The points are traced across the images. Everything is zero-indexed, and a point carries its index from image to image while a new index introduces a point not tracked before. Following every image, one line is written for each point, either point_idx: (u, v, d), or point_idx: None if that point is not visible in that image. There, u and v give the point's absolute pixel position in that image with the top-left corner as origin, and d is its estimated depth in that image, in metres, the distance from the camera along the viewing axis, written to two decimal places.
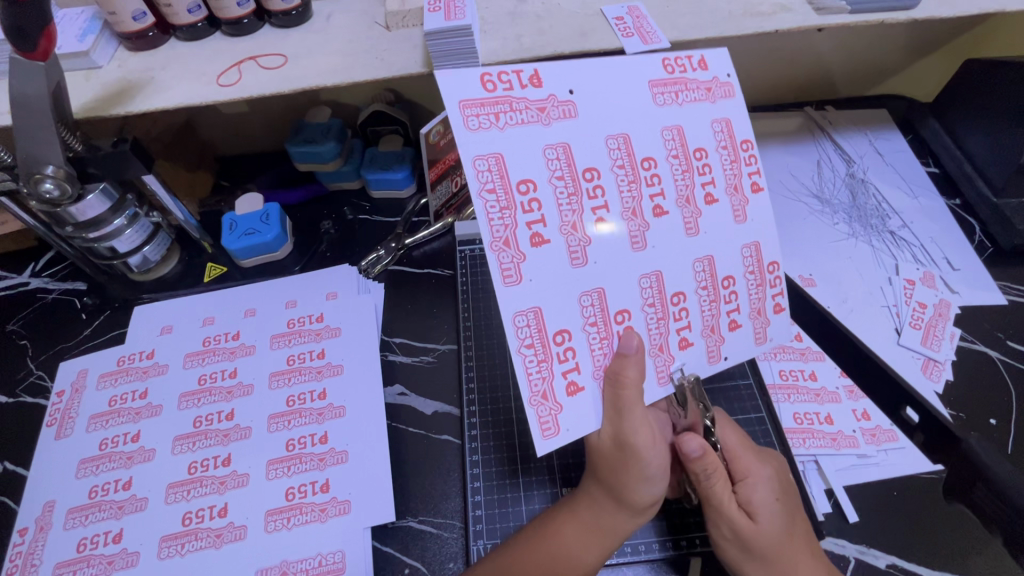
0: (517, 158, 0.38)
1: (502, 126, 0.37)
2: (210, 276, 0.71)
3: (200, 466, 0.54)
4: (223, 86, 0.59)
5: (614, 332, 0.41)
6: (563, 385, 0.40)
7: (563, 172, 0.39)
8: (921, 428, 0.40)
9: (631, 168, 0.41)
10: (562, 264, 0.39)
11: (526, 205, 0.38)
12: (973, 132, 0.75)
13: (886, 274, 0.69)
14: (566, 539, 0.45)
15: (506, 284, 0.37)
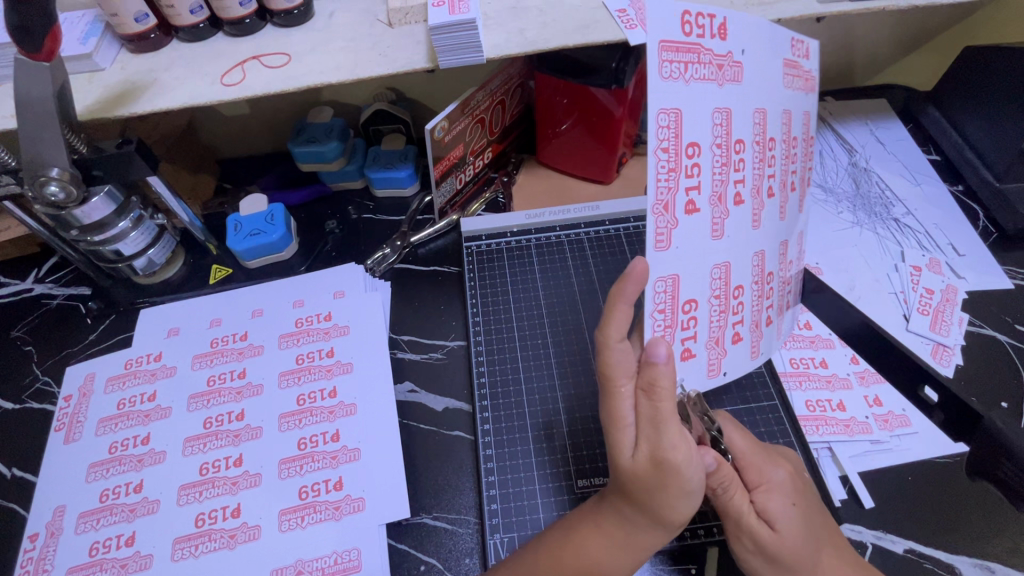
0: (693, 115, 0.35)
1: (689, 85, 0.34)
2: (215, 277, 0.71)
3: (212, 467, 0.54)
4: (227, 86, 0.59)
5: (679, 320, 0.41)
6: (681, 350, 0.43)
7: (723, 144, 0.37)
8: (941, 406, 0.41)
9: (762, 145, 0.40)
10: (703, 236, 0.39)
11: (689, 169, 0.36)
12: (974, 118, 0.75)
13: (892, 261, 0.69)
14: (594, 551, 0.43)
15: (658, 248, 0.37)
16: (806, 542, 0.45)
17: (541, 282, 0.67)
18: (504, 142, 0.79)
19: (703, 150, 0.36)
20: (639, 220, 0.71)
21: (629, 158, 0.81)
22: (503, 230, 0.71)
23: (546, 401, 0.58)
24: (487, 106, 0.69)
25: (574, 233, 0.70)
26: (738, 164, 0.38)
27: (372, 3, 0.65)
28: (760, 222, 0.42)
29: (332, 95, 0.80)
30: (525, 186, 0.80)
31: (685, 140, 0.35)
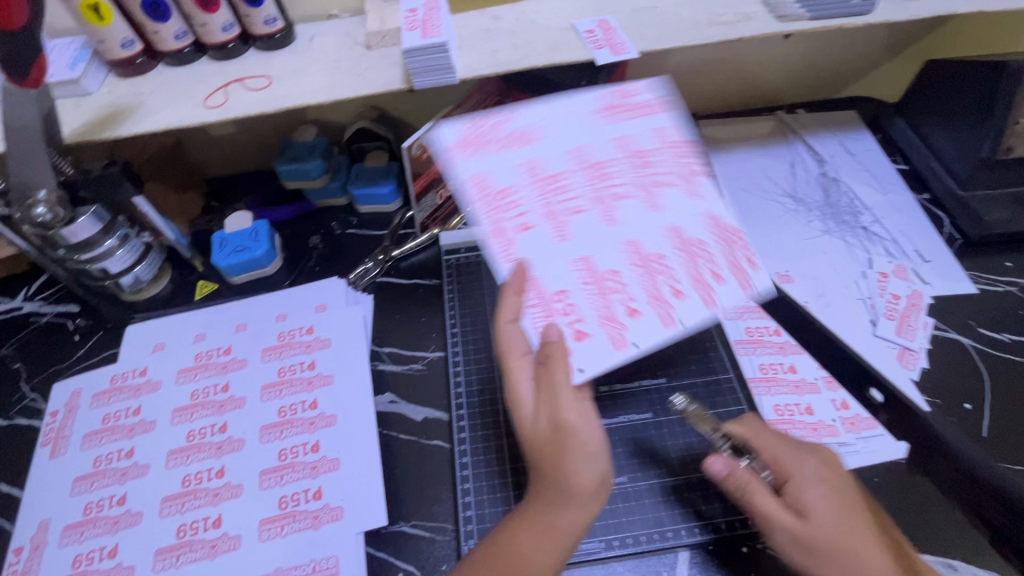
0: (603, 166, 0.53)
1: (520, 212, 0.51)
2: (201, 293, 0.73)
3: (194, 478, 0.55)
4: (209, 108, 0.61)
5: (546, 319, 0.49)
6: (567, 334, 0.49)
7: (552, 229, 0.51)
8: None
9: (651, 266, 0.51)
10: (552, 238, 0.51)
11: (566, 199, 0.52)
12: (938, 129, 0.78)
13: (861, 267, 0.71)
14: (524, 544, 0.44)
15: (500, 256, 0.50)
16: (840, 526, 0.46)
17: None
18: None
19: (519, 241, 0.50)
20: None
21: None
22: (482, 245, 0.73)
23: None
24: None
25: None
26: (620, 240, 0.51)
27: (352, 27, 0.68)
28: (676, 279, 0.51)
29: (317, 114, 0.82)
30: None
31: (508, 232, 0.50)
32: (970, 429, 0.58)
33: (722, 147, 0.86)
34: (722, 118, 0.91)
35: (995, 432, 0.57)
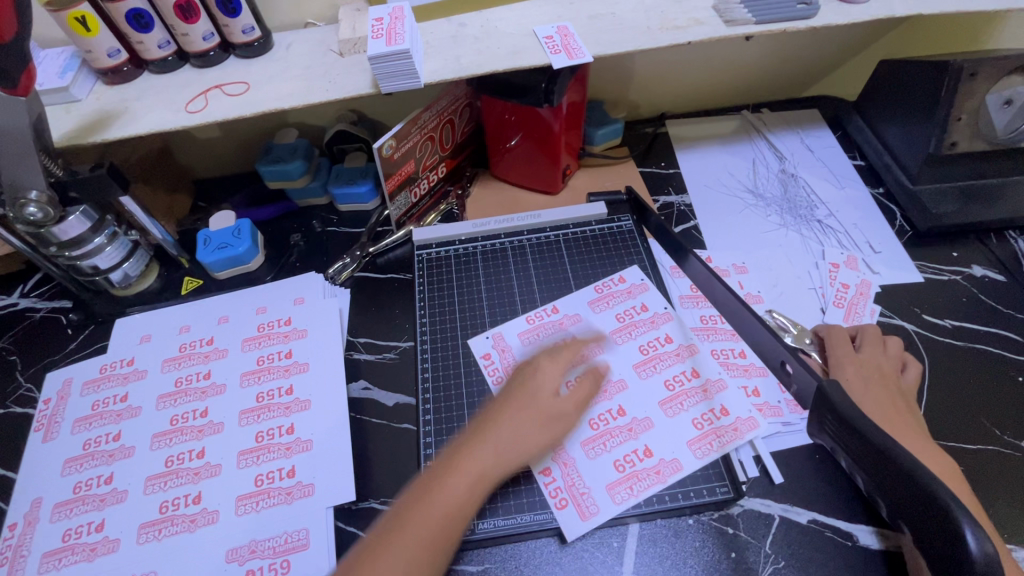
0: (618, 360, 0.64)
1: (586, 488, 0.56)
2: (187, 289, 0.77)
3: (176, 459, 0.59)
4: (191, 113, 0.65)
5: (625, 473, 0.57)
6: (643, 466, 0.57)
7: (594, 438, 0.59)
8: (795, 379, 0.47)
9: (664, 352, 0.65)
10: (623, 401, 0.61)
11: (609, 397, 0.61)
12: (890, 126, 0.82)
13: (813, 259, 0.74)
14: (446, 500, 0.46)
15: (585, 514, 0.54)
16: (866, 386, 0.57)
17: (484, 285, 0.72)
18: (457, 156, 0.85)
19: (581, 468, 0.57)
20: (578, 226, 0.76)
21: (575, 169, 0.86)
22: (452, 239, 0.77)
23: (483, 393, 0.63)
24: (436, 125, 0.75)
25: (517, 240, 0.76)
26: (606, 372, 0.63)
27: (326, 35, 0.72)
28: (654, 327, 0.67)
29: (298, 118, 0.86)
30: (478, 197, 0.85)
31: (582, 501, 0.55)
32: None
33: (688, 146, 0.90)
34: (689, 118, 0.95)
35: (931, 411, 0.61)
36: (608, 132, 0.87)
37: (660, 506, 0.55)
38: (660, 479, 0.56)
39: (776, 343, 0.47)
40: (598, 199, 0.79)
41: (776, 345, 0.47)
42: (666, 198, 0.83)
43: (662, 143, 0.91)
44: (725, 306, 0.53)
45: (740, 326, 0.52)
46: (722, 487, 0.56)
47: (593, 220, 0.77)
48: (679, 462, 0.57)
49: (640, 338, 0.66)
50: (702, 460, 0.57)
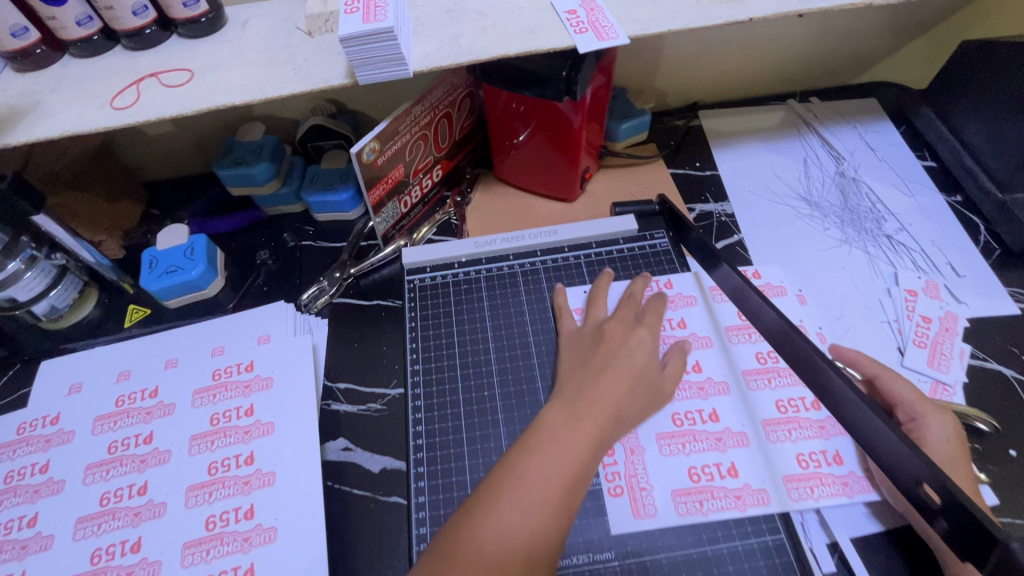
0: (715, 366, 0.53)
1: (648, 484, 0.47)
2: (131, 320, 0.64)
3: (105, 554, 0.47)
4: (118, 109, 0.51)
5: (698, 487, 0.47)
6: (722, 488, 0.47)
7: (691, 491, 0.46)
8: (942, 510, 0.33)
9: (772, 368, 0.53)
10: (704, 396, 0.51)
11: (704, 398, 0.51)
12: (971, 121, 0.68)
13: (884, 284, 0.62)
14: (497, 554, 0.37)
15: (641, 516, 0.46)
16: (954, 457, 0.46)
17: (490, 321, 0.59)
18: (456, 156, 0.71)
19: (649, 459, 0.48)
20: (603, 245, 0.63)
21: (595, 171, 0.73)
22: (450, 261, 0.63)
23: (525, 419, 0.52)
24: (429, 120, 0.62)
25: (529, 262, 0.62)
26: (714, 420, 0.50)
27: (292, 9, 0.58)
28: (700, 398, 0.51)
29: (266, 109, 0.72)
30: (481, 205, 0.72)
31: (640, 496, 0.46)
32: (1015, 480, 0.50)
33: (727, 142, 0.76)
34: (726, 108, 0.81)
35: None
36: (634, 126, 0.73)
37: None
38: None
39: (914, 458, 0.35)
40: (625, 210, 0.65)
41: (913, 459, 0.35)
42: (703, 206, 0.70)
43: (696, 138, 0.77)
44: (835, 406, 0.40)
45: (860, 431, 0.39)
46: None
47: (621, 237, 0.64)
48: (739, 563, 0.44)
49: (681, 404, 0.51)
50: (799, 505, 0.46)
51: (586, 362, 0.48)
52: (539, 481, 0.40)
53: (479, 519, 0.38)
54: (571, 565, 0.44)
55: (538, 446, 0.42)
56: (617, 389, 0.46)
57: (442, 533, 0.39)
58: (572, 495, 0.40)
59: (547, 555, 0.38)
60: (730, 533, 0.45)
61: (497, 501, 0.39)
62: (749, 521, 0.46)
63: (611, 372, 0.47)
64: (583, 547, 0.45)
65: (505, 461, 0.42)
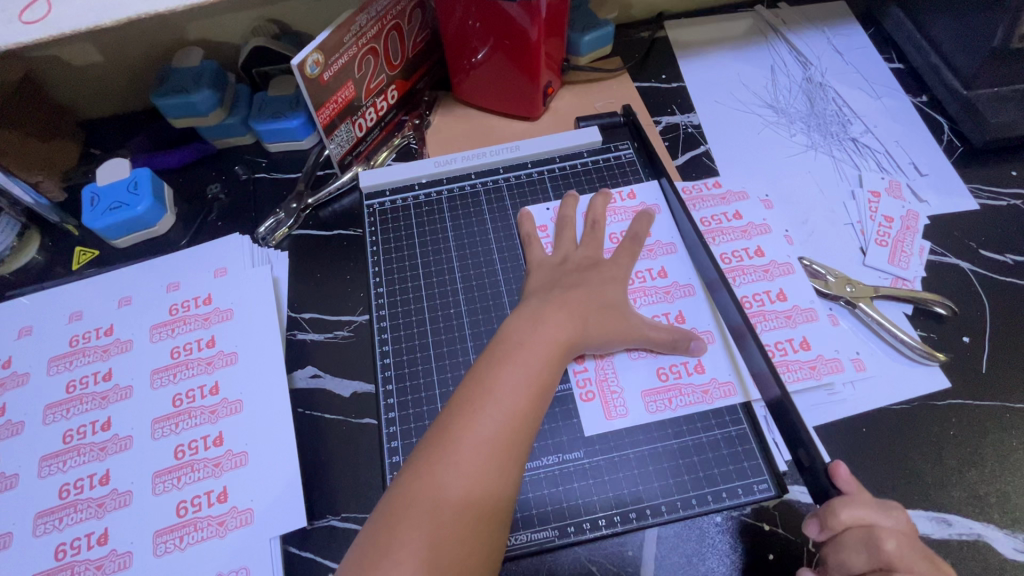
0: (681, 271, 0.53)
1: (619, 387, 0.47)
2: (79, 262, 0.61)
3: (73, 488, 0.46)
4: (27, 23, 0.46)
5: (667, 388, 0.47)
6: (688, 388, 0.47)
7: (660, 390, 0.47)
8: None
9: (738, 267, 0.55)
10: (670, 303, 0.51)
11: (673, 304, 0.51)
12: (938, 17, 0.67)
13: (849, 187, 0.62)
14: (475, 460, 0.37)
15: (613, 418, 0.46)
16: None
17: (454, 241, 0.57)
18: (411, 75, 0.67)
19: (619, 366, 0.48)
20: (566, 159, 0.61)
21: (559, 88, 0.70)
22: (409, 183, 0.61)
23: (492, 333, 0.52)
24: (377, 33, 0.58)
25: (492, 180, 0.61)
26: (681, 320, 0.51)
27: None
28: (666, 302, 0.51)
29: (202, 32, 0.67)
30: (441, 128, 0.69)
31: (611, 399, 0.47)
32: (967, 366, 0.51)
33: (693, 53, 0.74)
34: (693, 18, 0.77)
35: (995, 367, 0.51)
36: (597, 37, 0.70)
37: (686, 513, 0.43)
38: (683, 477, 0.45)
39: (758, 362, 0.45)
40: (589, 124, 0.63)
41: None
42: (670, 118, 0.68)
43: (662, 51, 0.74)
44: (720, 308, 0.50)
45: None
46: (761, 484, 0.44)
47: (586, 150, 0.62)
48: (705, 453, 0.45)
49: (649, 311, 0.51)
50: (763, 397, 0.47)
51: (554, 284, 0.48)
52: (508, 390, 0.40)
53: (453, 434, 0.38)
54: (540, 466, 0.45)
55: (505, 356, 0.42)
56: (581, 310, 0.46)
57: (421, 448, 0.38)
58: (541, 402, 0.40)
59: (522, 460, 0.38)
60: (696, 427, 0.46)
61: (470, 412, 0.38)
62: (714, 414, 0.47)
63: (578, 295, 0.47)
64: (552, 449, 0.46)
65: (474, 373, 0.41)
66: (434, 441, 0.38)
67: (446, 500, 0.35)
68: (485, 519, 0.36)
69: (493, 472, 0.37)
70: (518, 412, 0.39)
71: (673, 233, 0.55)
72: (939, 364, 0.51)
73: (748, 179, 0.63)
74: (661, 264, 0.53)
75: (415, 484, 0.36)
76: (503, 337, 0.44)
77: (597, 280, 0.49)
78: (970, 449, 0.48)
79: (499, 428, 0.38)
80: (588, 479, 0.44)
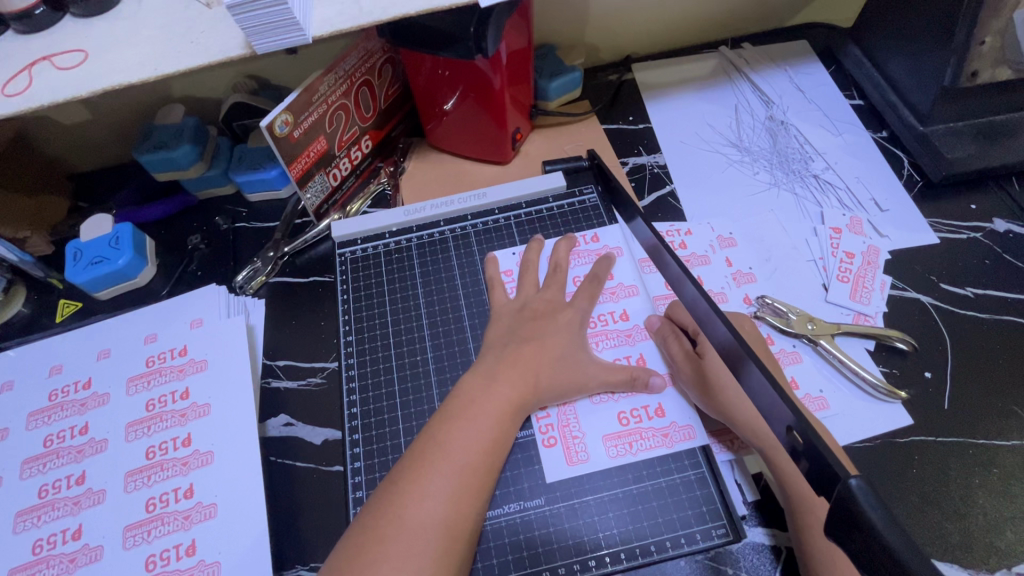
0: (642, 314, 0.54)
1: (580, 432, 0.48)
2: (63, 315, 0.63)
3: (46, 544, 0.47)
4: (8, 96, 0.49)
5: (628, 432, 0.48)
6: (649, 432, 0.48)
7: (621, 434, 0.48)
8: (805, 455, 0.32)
9: None
10: (630, 347, 0.52)
11: (634, 349, 0.52)
12: (893, 56, 0.69)
13: (811, 224, 0.63)
14: (423, 517, 0.38)
15: (573, 463, 0.47)
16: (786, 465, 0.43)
17: (422, 287, 0.59)
18: (384, 125, 0.70)
19: (581, 411, 0.49)
20: (532, 204, 0.63)
21: (528, 132, 0.72)
22: (381, 231, 0.63)
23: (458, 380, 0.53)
24: (346, 90, 0.61)
25: (460, 227, 0.62)
26: (642, 363, 0.51)
27: None
28: (628, 344, 0.52)
29: (184, 89, 0.70)
30: (415, 174, 0.71)
31: (573, 445, 0.48)
32: (930, 401, 0.52)
33: (660, 95, 0.76)
34: (659, 60, 0.80)
35: (957, 402, 0.52)
36: (564, 83, 0.72)
37: (646, 560, 0.44)
38: (643, 523, 0.45)
39: (772, 392, 0.35)
40: (555, 167, 0.65)
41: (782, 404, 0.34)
42: (636, 159, 0.70)
43: (629, 93, 0.77)
44: (718, 349, 0.41)
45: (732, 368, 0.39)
46: (720, 528, 0.45)
47: (552, 195, 0.63)
48: (663, 498, 0.46)
49: (610, 354, 0.52)
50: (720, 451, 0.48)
51: (515, 332, 0.49)
52: (461, 447, 0.41)
53: (405, 489, 0.39)
54: (502, 514, 0.45)
55: (458, 413, 0.43)
56: (541, 358, 0.47)
57: (373, 504, 0.39)
58: (492, 457, 0.42)
59: (469, 517, 0.39)
60: (656, 471, 0.47)
61: (422, 468, 0.40)
62: (674, 458, 0.47)
63: (538, 342, 0.48)
64: (514, 496, 0.46)
65: (430, 426, 0.43)
66: (385, 497, 0.39)
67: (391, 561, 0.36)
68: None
69: (442, 529, 0.38)
70: (469, 471, 0.40)
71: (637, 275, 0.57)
72: (901, 401, 0.52)
73: (713, 220, 0.64)
74: (622, 310, 0.54)
75: (372, 530, 0.37)
76: (457, 393, 0.45)
77: (557, 326, 0.50)
78: (931, 488, 0.48)
79: (449, 485, 0.39)
80: (549, 527, 0.45)
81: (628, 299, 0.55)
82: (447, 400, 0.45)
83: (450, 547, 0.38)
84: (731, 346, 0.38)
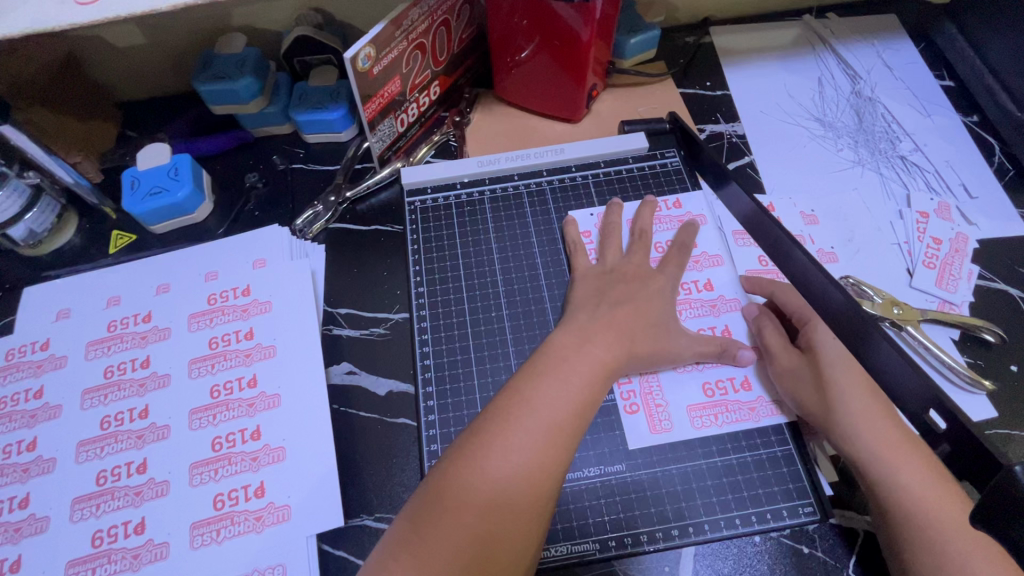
0: (729, 289, 0.52)
1: (663, 400, 0.47)
2: (116, 245, 0.61)
3: (111, 475, 0.46)
4: (81, 4, 0.45)
5: (714, 403, 0.47)
6: (735, 406, 0.47)
7: (706, 405, 0.47)
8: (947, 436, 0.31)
9: None
10: (715, 319, 0.51)
11: (719, 320, 0.50)
12: (995, 36, 0.65)
13: (896, 206, 0.61)
14: (503, 469, 0.36)
15: (655, 432, 0.46)
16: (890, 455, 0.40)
17: (495, 242, 0.57)
18: (454, 72, 0.66)
19: (664, 379, 0.48)
20: (611, 164, 0.60)
21: (602, 91, 0.69)
22: (451, 181, 0.60)
23: (533, 340, 0.51)
24: (426, 28, 0.57)
25: (535, 182, 0.60)
26: (727, 335, 0.50)
27: None
28: (713, 315, 0.51)
29: (245, 19, 0.66)
30: (481, 126, 0.68)
31: (655, 412, 0.46)
32: (1016, 395, 0.50)
33: (739, 61, 0.72)
34: (738, 26, 0.76)
35: None
36: (643, 41, 0.69)
37: (728, 533, 0.43)
38: (726, 497, 0.44)
39: (904, 365, 0.34)
40: (634, 128, 0.62)
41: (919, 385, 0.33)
42: (714, 126, 0.67)
43: (706, 57, 0.73)
44: (832, 320, 0.40)
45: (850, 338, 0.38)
46: (806, 507, 0.44)
47: (631, 156, 0.61)
48: (748, 473, 0.45)
49: (693, 323, 0.50)
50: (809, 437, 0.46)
51: (603, 295, 0.47)
52: (546, 403, 0.39)
53: (484, 440, 0.38)
54: (581, 477, 0.45)
55: (550, 371, 0.41)
56: (630, 323, 0.45)
57: (452, 450, 0.38)
58: (582, 419, 0.40)
59: (554, 475, 0.38)
60: (741, 445, 0.46)
61: (503, 422, 0.38)
62: (760, 433, 0.46)
63: (626, 306, 0.46)
64: (593, 460, 0.45)
65: (510, 386, 0.41)
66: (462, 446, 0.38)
67: (467, 509, 0.35)
68: (508, 529, 0.35)
69: (522, 483, 0.36)
70: (552, 429, 0.38)
71: (722, 248, 0.54)
72: (985, 393, 0.50)
73: (795, 195, 0.62)
74: (708, 282, 0.52)
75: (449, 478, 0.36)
76: (547, 352, 0.43)
77: (645, 292, 0.48)
78: None
79: (532, 440, 0.38)
80: (629, 494, 0.44)
81: (715, 272, 0.53)
82: (535, 356, 0.43)
83: (531, 502, 0.36)
84: (851, 315, 0.38)
